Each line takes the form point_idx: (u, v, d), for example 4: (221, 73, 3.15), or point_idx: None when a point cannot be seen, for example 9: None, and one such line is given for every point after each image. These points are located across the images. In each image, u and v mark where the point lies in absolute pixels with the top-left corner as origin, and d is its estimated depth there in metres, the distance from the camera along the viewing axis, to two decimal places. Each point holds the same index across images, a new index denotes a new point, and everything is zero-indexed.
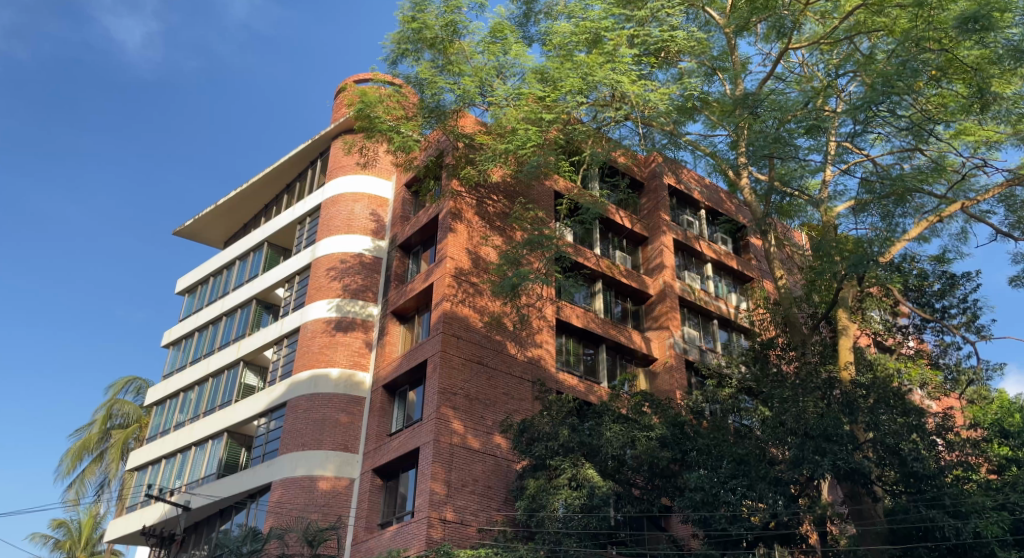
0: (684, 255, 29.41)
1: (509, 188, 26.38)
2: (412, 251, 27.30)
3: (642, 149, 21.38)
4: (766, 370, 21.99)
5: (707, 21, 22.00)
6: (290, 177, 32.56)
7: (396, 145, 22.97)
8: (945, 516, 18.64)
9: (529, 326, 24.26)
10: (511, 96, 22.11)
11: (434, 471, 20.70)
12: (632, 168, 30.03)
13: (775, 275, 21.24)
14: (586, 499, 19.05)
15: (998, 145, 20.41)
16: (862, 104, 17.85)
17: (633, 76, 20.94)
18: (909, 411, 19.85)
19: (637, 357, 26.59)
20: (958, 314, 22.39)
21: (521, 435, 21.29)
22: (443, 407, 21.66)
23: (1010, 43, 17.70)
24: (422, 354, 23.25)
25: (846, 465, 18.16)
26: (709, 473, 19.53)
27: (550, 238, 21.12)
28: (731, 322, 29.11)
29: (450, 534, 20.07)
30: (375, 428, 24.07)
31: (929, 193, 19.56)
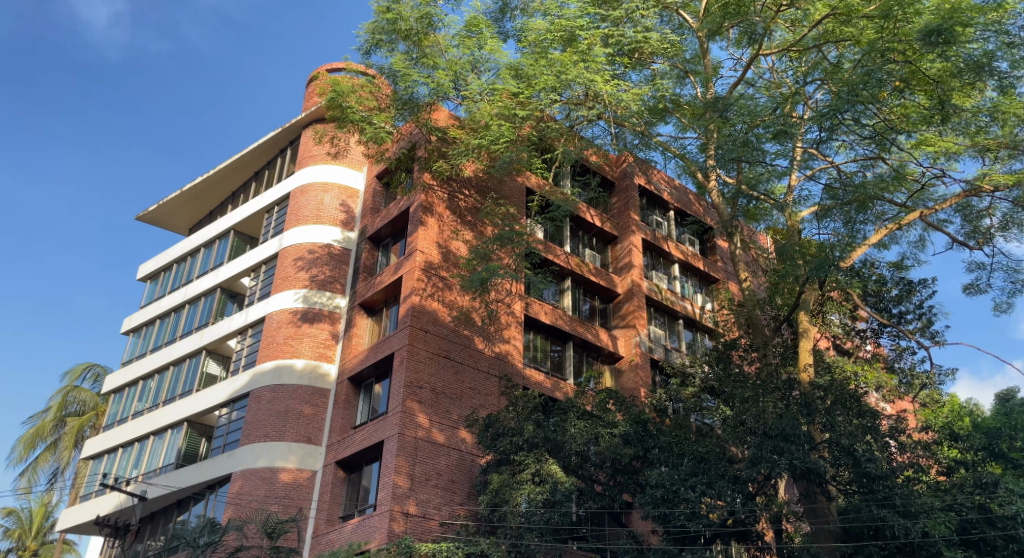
0: (652, 254, 29.75)
1: (481, 183, 26.39)
2: (382, 243, 27.18)
3: (614, 149, 21.65)
4: (729, 370, 22.31)
5: (681, 24, 22.46)
6: (259, 165, 32.16)
7: (367, 136, 22.72)
8: (895, 516, 19.14)
9: (498, 321, 24.33)
10: (485, 92, 22.29)
11: (398, 464, 20.74)
12: (603, 167, 30.30)
13: (740, 277, 21.51)
14: (549, 494, 19.24)
15: (957, 156, 20.73)
16: (829, 111, 18.32)
17: (607, 76, 21.00)
18: (864, 412, 20.36)
19: (603, 355, 26.85)
20: (914, 320, 23.00)
21: (486, 430, 21.41)
22: (409, 401, 21.67)
23: (971, 57, 18.31)
24: (389, 347, 23.20)
25: (801, 465, 18.42)
26: (670, 470, 19.92)
27: (521, 234, 21.17)
28: (696, 322, 29.64)
29: (412, 527, 20.16)
30: (339, 421, 23.97)
31: (889, 201, 20.20)
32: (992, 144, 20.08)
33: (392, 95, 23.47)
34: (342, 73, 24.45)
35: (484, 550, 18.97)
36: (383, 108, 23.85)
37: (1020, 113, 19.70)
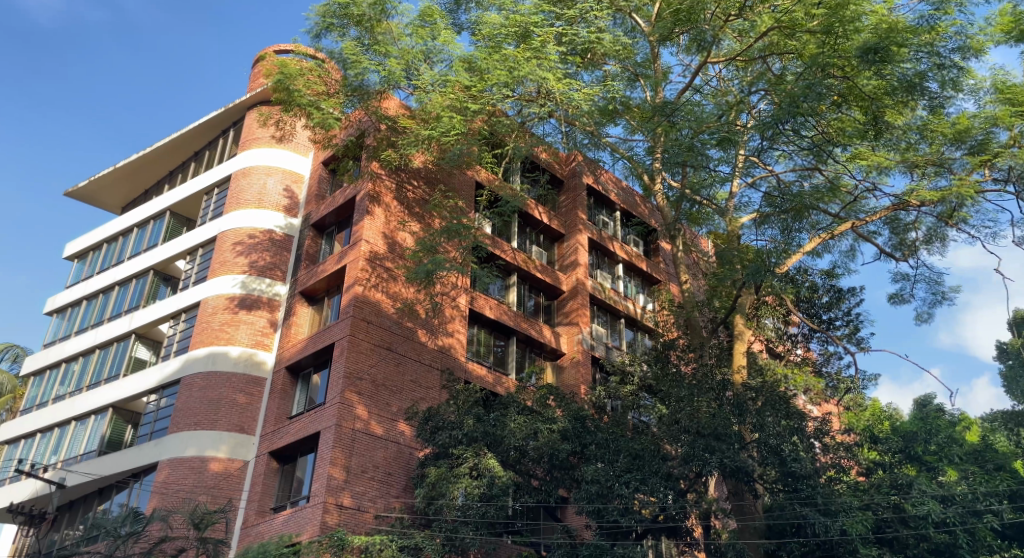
0: (597, 254, 30.12)
1: (430, 175, 26.28)
2: (326, 231, 26.73)
3: (563, 147, 21.69)
4: (666, 370, 22.74)
5: (633, 28, 22.19)
6: (198, 145, 31.25)
7: (315, 122, 22.52)
8: (815, 514, 19.87)
9: (442, 314, 24.25)
10: (437, 83, 22.12)
11: (334, 456, 20.56)
12: (553, 165, 30.57)
13: (680, 279, 22.01)
14: (486, 488, 19.37)
15: (888, 171, 21.42)
16: (771, 121, 19.06)
17: (558, 74, 21.34)
18: (792, 414, 21.03)
19: (545, 352, 27.09)
20: (842, 326, 23.89)
21: (425, 423, 21.41)
22: (348, 392, 21.49)
23: (904, 77, 19.04)
24: (329, 337, 22.90)
25: (731, 464, 19.18)
26: (606, 466, 20.31)
27: (468, 228, 21.15)
28: (637, 322, 30.11)
29: (346, 519, 20.04)
30: (274, 411, 23.54)
31: (824, 211, 20.96)
32: (921, 161, 20.86)
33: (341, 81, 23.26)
34: (291, 56, 24.29)
35: (419, 543, 19.06)
36: (331, 93, 23.62)
37: (949, 134, 20.60)
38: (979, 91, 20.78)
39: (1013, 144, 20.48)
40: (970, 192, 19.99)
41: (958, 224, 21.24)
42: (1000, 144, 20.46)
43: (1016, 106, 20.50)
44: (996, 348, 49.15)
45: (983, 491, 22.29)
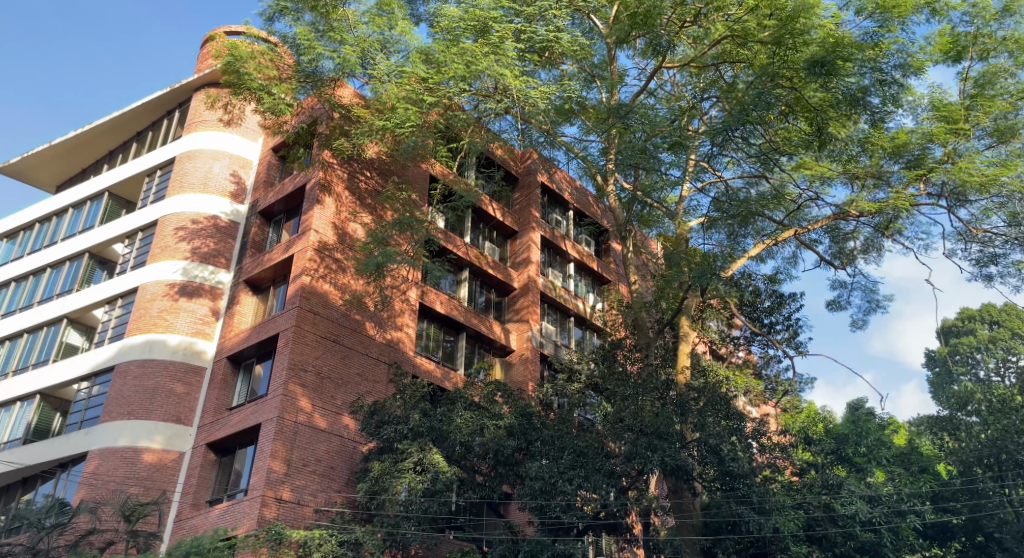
0: (549, 252, 30.29)
1: (384, 166, 25.95)
2: (274, 219, 26.16)
3: (519, 145, 22.26)
4: (613, 368, 22.98)
5: (590, 29, 22.92)
6: (141, 125, 30.23)
7: (265, 107, 22.26)
8: (751, 512, 20.42)
9: (391, 308, 24.02)
10: (393, 73, 21.87)
11: (275, 449, 20.23)
12: (508, 161, 30.56)
13: (629, 280, 22.41)
14: (430, 484, 19.24)
15: (830, 181, 21.95)
16: (722, 128, 19.45)
17: (516, 71, 21.26)
18: (731, 415, 21.47)
19: (494, 348, 27.14)
20: (782, 331, 24.56)
21: (370, 417, 21.20)
22: (291, 384, 21.16)
23: (847, 91, 19.56)
24: (273, 328, 22.50)
25: (672, 463, 19.56)
26: (550, 463, 20.44)
27: (420, 221, 21.27)
28: (586, 321, 30.39)
29: (284, 513, 19.74)
30: (214, 401, 22.99)
31: (768, 218, 21.54)
32: (861, 172, 21.35)
33: (294, 66, 22.96)
34: (242, 38, 23.63)
35: (360, 538, 18.83)
36: (283, 78, 23.09)
37: (887, 148, 21.09)
38: (917, 108, 21.44)
39: (947, 160, 21.07)
40: (906, 205, 20.82)
41: (893, 235, 22.09)
42: (934, 160, 20.99)
43: (951, 124, 20.85)
44: (925, 356, 51.25)
45: (908, 492, 23.13)
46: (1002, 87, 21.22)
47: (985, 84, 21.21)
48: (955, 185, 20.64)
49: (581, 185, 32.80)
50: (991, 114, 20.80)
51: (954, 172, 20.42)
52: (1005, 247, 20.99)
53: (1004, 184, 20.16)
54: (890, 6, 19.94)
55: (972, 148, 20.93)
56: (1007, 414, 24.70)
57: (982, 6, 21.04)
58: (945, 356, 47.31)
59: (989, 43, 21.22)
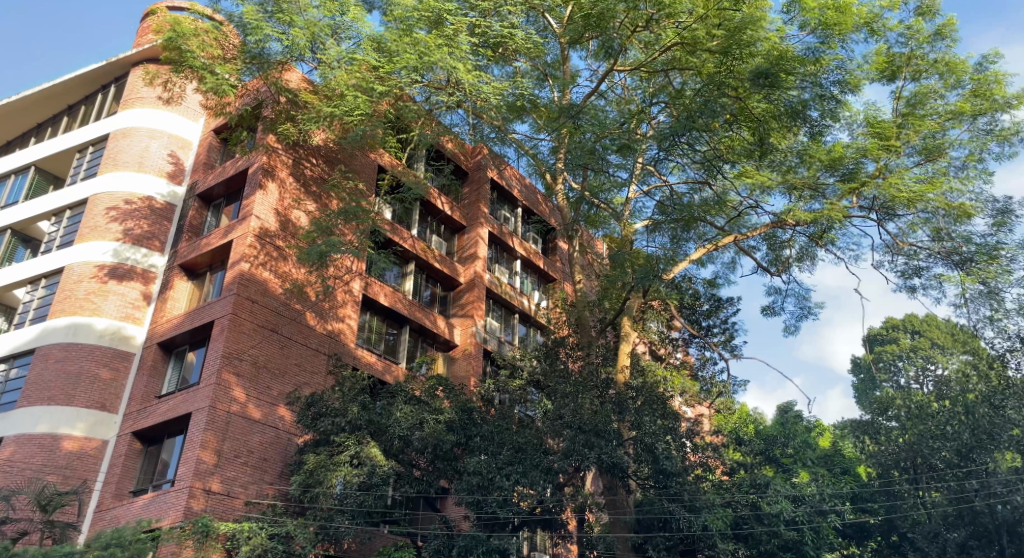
0: (497, 248, 30.35)
1: (331, 154, 25.50)
2: (213, 203, 25.43)
3: (471, 140, 22.25)
4: (555, 365, 23.16)
5: (544, 27, 22.98)
6: (74, 99, 28.99)
7: (208, 86, 21.34)
8: (681, 510, 20.95)
9: (333, 298, 23.63)
10: (344, 59, 21.61)
11: (205, 439, 19.68)
12: (458, 155, 30.45)
13: (574, 279, 22.87)
14: (366, 477, 19.06)
15: (769, 190, 22.29)
16: (669, 133, 19.58)
17: (469, 65, 21.10)
18: (667, 414, 21.68)
19: (438, 342, 27.03)
20: (719, 334, 25.17)
21: (308, 409, 20.81)
22: (225, 372, 20.60)
23: (789, 103, 20.04)
24: (209, 314, 21.88)
25: (608, 460, 19.87)
26: (489, 459, 20.39)
27: (367, 212, 21.02)
28: (530, 318, 30.59)
29: (213, 505, 19.22)
30: (142, 388, 22.21)
31: (709, 224, 22.01)
32: (799, 184, 21.72)
33: (239, 47, 22.41)
34: (187, 15, 22.98)
35: (291, 531, 18.59)
36: (227, 58, 22.62)
37: (824, 160, 21.58)
38: (853, 123, 22.32)
39: (879, 175, 21.74)
40: (840, 216, 21.19)
41: (826, 245, 22.48)
42: (867, 174, 21.71)
43: (883, 140, 21.72)
44: (852, 363, 53.17)
45: (830, 493, 24.11)
46: (931, 108, 22.07)
47: (916, 104, 22.14)
48: (885, 200, 21.46)
49: (531, 182, 32.92)
50: (920, 133, 21.80)
51: (886, 188, 21.13)
52: (929, 260, 21.83)
53: (929, 201, 21.05)
54: (833, 23, 20.66)
55: (902, 165, 21.74)
56: (924, 420, 25.53)
57: (917, 29, 22.03)
58: (869, 364, 49.58)
59: (921, 65, 22.20)
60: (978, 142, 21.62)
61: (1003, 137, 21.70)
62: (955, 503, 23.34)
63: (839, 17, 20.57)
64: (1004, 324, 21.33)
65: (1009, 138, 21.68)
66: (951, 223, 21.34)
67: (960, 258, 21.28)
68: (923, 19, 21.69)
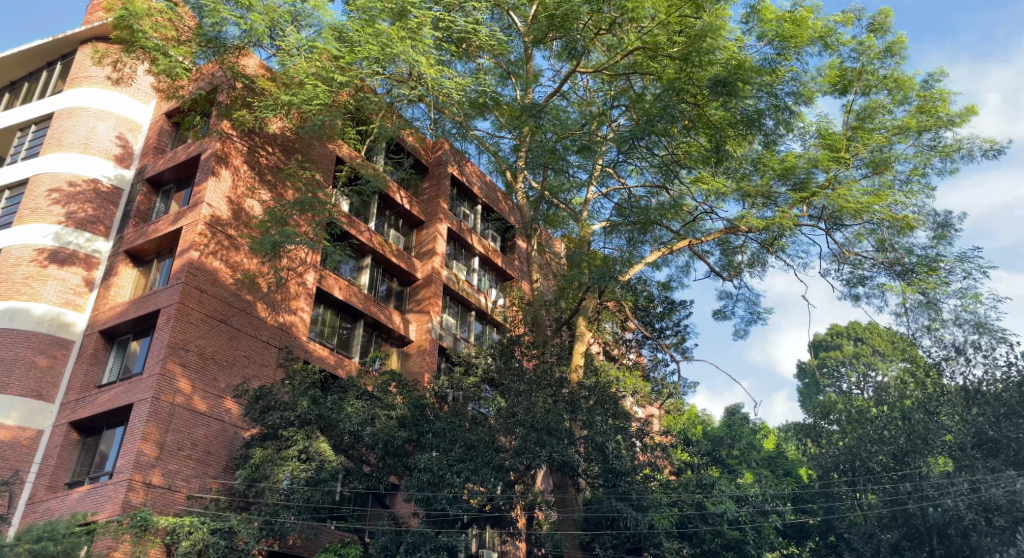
0: (455, 245, 30.27)
1: (287, 143, 25.01)
2: (162, 188, 24.75)
3: (431, 134, 21.78)
4: (510, 363, 23.09)
5: (509, 25, 22.86)
6: (18, 76, 28.04)
7: (160, 68, 20.89)
8: (629, 508, 21.05)
9: (285, 290, 23.20)
10: (303, 47, 21.18)
11: (147, 430, 19.13)
12: (419, 150, 30.30)
13: (532, 277, 22.98)
14: (314, 472, 18.81)
15: (724, 197, 22.63)
16: (629, 136, 19.74)
17: (432, 59, 20.85)
18: (618, 414, 21.82)
19: (393, 338, 26.87)
20: (671, 336, 25.54)
21: (256, 402, 20.33)
22: (169, 362, 20.05)
23: (745, 112, 20.46)
24: (154, 303, 21.28)
25: (559, 458, 19.93)
26: (440, 455, 20.34)
27: (323, 203, 20.65)
28: (486, 316, 30.62)
29: (152, 499, 18.72)
30: (81, 377, 21.49)
31: (666, 228, 22.22)
32: (752, 191, 22.25)
33: (195, 29, 21.73)
34: None
35: (234, 526, 18.19)
36: (181, 40, 21.89)
37: (777, 169, 21.98)
38: (805, 134, 22.65)
39: (829, 185, 22.04)
40: (791, 224, 21.64)
41: (777, 252, 22.95)
42: (817, 185, 21.96)
43: (833, 151, 22.22)
44: (797, 368, 54.52)
45: (772, 493, 24.62)
46: (880, 122, 22.65)
47: (865, 118, 22.71)
48: (834, 210, 21.86)
49: (491, 180, 32.83)
50: (868, 146, 22.33)
51: (835, 199, 21.49)
52: (873, 269, 22.56)
53: (875, 213, 21.59)
54: (789, 35, 21.10)
55: (851, 176, 22.11)
56: (863, 423, 26.46)
57: (868, 45, 22.61)
58: (813, 369, 51.14)
59: (872, 81, 22.77)
60: (923, 158, 22.30)
61: (946, 153, 22.43)
62: (889, 505, 24.18)
63: (796, 30, 21.02)
64: (941, 333, 22.10)
65: (951, 155, 22.41)
66: (894, 235, 21.98)
67: (902, 269, 22.06)
68: (874, 36, 22.30)
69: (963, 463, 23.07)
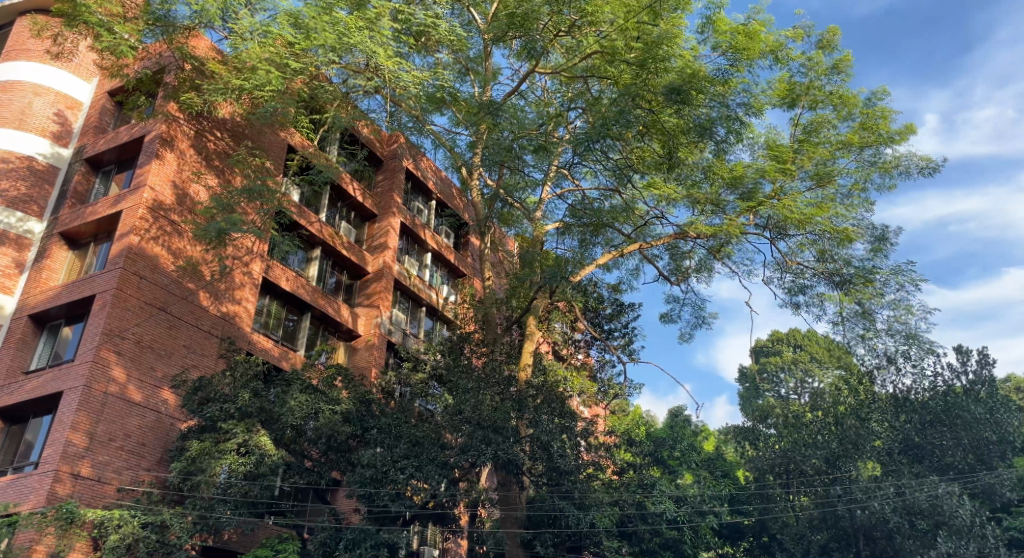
0: (407, 239, 30.04)
1: (237, 128, 24.41)
2: (102, 169, 23.91)
3: (387, 127, 21.98)
4: (458, 361, 22.93)
5: (469, 21, 22.91)
6: None
7: (103, 45, 19.94)
8: (571, 507, 21.24)
9: (230, 279, 22.63)
10: (257, 31, 20.56)
11: (77, 420, 18.40)
12: (374, 142, 29.99)
13: (484, 275, 22.98)
14: (253, 467, 18.42)
15: (674, 202, 22.48)
16: (584, 138, 19.80)
17: (390, 51, 20.48)
18: (565, 413, 21.86)
19: (340, 331, 26.53)
20: (619, 337, 25.80)
21: (194, 394, 19.63)
22: (104, 350, 19.34)
23: (698, 121, 20.54)
24: (90, 288, 20.50)
25: (504, 456, 19.89)
26: (384, 452, 20.22)
27: (272, 191, 20.08)
28: (436, 312, 30.49)
29: (81, 490, 18.03)
30: (7, 362, 20.57)
31: (617, 232, 22.33)
32: (702, 199, 22.20)
33: (142, 7, 20.94)
34: None
35: (166, 520, 17.62)
36: (127, 17, 20.98)
37: (726, 178, 22.11)
38: (755, 145, 23.05)
39: (774, 197, 22.59)
40: (737, 232, 21.92)
41: (723, 259, 23.38)
42: (764, 195, 22.35)
43: (780, 163, 22.57)
44: (738, 371, 55.97)
45: (710, 494, 25.06)
46: (825, 136, 23.08)
47: (811, 131, 23.22)
48: (778, 220, 22.37)
49: (445, 175, 32.45)
50: (813, 159, 22.80)
51: (780, 209, 22.08)
52: (814, 279, 23.13)
53: (817, 224, 22.10)
54: (742, 47, 21.28)
55: (795, 188, 22.66)
56: (798, 428, 27.01)
57: (816, 61, 23.18)
58: (753, 374, 52.55)
59: (819, 96, 23.27)
60: (863, 173, 22.82)
61: (885, 168, 22.99)
62: (820, 507, 24.69)
63: (748, 43, 21.34)
64: (875, 343, 22.79)
65: (890, 171, 22.99)
66: (834, 246, 22.49)
67: (840, 279, 22.64)
68: (823, 52, 22.85)
69: (890, 468, 24.42)
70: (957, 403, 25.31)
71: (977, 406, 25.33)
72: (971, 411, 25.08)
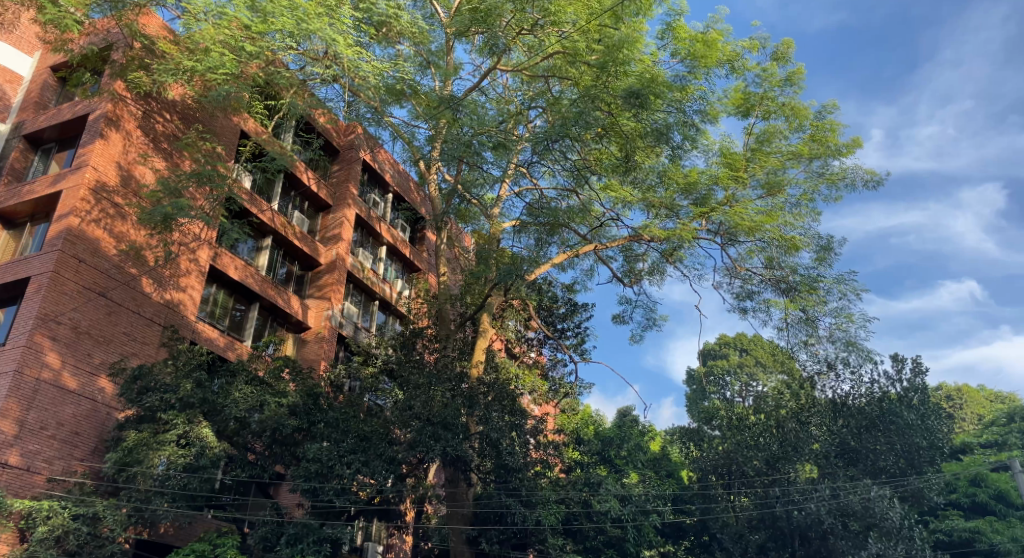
0: (362, 232, 29.71)
1: (187, 111, 23.76)
2: (42, 146, 22.96)
3: (343, 116, 21.14)
4: (410, 356, 22.86)
5: (432, 15, 22.73)
6: None
7: (47, 17, 19.05)
8: (517, 504, 21.20)
9: (174, 266, 21.93)
10: (212, 13, 20.00)
11: (6, 407, 17.65)
12: (330, 131, 29.47)
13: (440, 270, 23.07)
14: (192, 459, 17.86)
15: (630, 205, 22.80)
16: (543, 138, 19.75)
17: (349, 39, 19.99)
18: (515, 411, 21.68)
19: (289, 323, 26.09)
20: (572, 337, 25.93)
21: (133, 382, 18.97)
22: (38, 335, 18.57)
23: (655, 125, 20.35)
24: (25, 269, 19.66)
25: (453, 453, 19.81)
26: (331, 446, 19.74)
27: (223, 176, 19.56)
28: (390, 306, 30.37)
29: (8, 480, 17.30)
30: None
31: (573, 231, 22.27)
32: (657, 203, 22.58)
33: None
34: None
35: (99, 512, 16.95)
36: None
37: (680, 183, 22.54)
38: (709, 151, 23.40)
39: (726, 203, 23.02)
40: (690, 237, 22.16)
41: (675, 263, 23.78)
42: (716, 201, 22.78)
43: (732, 171, 23.09)
44: (685, 373, 56.77)
45: (654, 493, 25.31)
46: (776, 146, 23.48)
47: (764, 141, 23.58)
48: (729, 226, 22.74)
49: (402, 168, 32.23)
50: (765, 168, 23.25)
51: (731, 215, 22.45)
52: (761, 285, 23.60)
53: (766, 232, 22.50)
54: (699, 55, 21.68)
55: (747, 196, 23.00)
56: (741, 429, 27.45)
57: (770, 72, 23.34)
58: (701, 376, 53.21)
59: (772, 106, 23.53)
60: (811, 184, 23.25)
61: (833, 180, 23.30)
62: (758, 507, 25.30)
63: (705, 51, 21.55)
64: (817, 349, 23.37)
65: (837, 182, 23.36)
66: (782, 254, 22.91)
67: (786, 286, 23.21)
68: (777, 64, 23.07)
69: (827, 470, 25.32)
70: (892, 408, 25.97)
71: (910, 412, 26.02)
72: (904, 417, 25.82)
